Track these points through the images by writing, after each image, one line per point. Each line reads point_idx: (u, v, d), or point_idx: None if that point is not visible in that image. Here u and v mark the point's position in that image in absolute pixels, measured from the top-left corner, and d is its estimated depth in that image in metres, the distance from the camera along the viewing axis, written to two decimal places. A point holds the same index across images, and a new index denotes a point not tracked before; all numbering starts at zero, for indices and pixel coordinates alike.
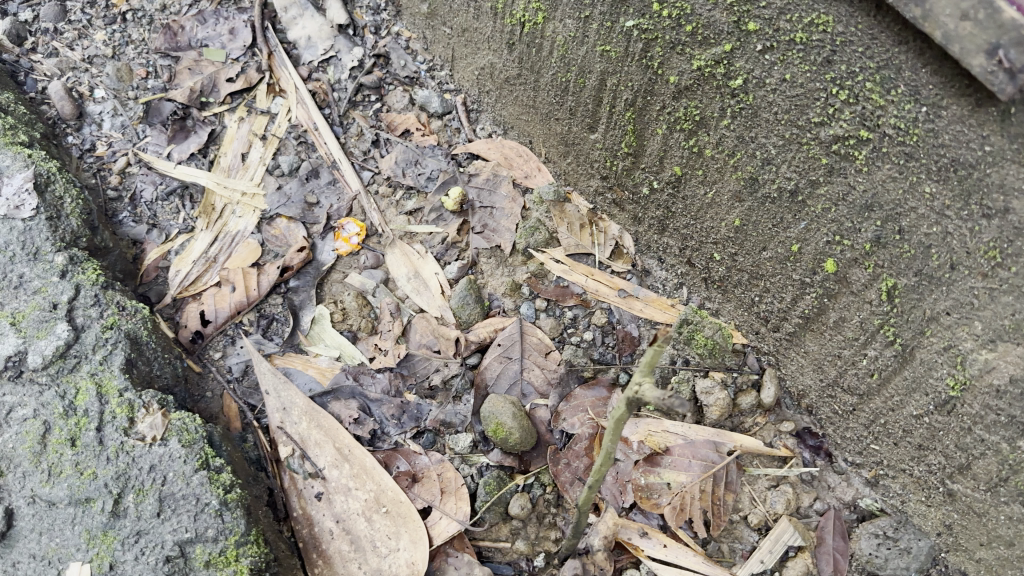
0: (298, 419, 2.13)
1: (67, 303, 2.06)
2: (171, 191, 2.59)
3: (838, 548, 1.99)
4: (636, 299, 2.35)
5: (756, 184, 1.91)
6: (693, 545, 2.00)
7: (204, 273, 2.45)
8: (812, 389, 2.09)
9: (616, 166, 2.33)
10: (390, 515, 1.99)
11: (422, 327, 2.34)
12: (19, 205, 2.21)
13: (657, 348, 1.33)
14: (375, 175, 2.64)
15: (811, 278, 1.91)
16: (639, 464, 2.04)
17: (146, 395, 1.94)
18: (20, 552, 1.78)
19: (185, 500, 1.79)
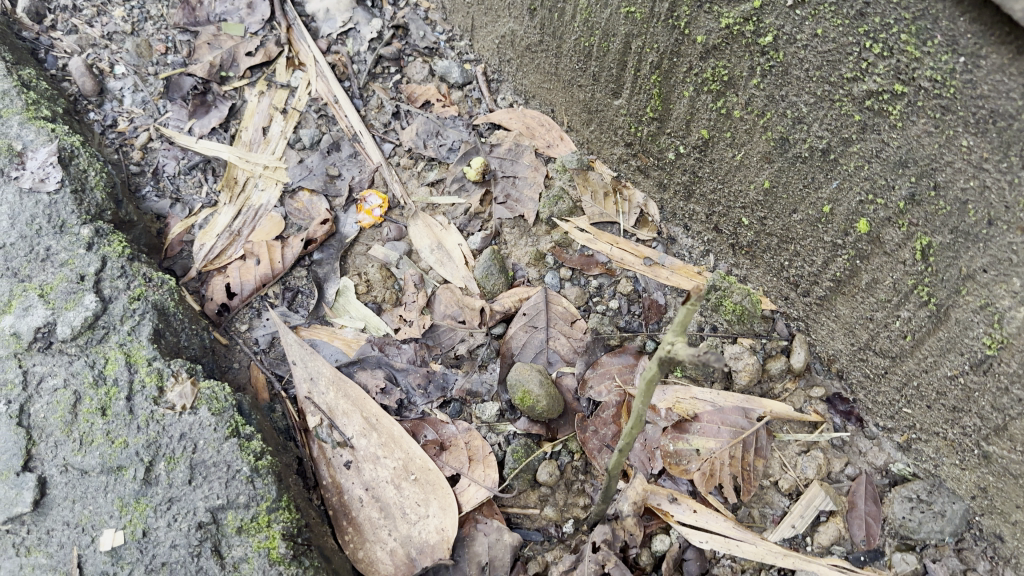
0: (326, 388, 2.13)
1: (94, 275, 2.06)
2: (193, 166, 2.59)
3: (871, 513, 1.98)
4: (661, 267, 2.33)
5: (787, 144, 1.89)
6: (723, 510, 1.99)
7: (228, 246, 2.45)
8: (843, 353, 2.07)
9: (640, 132, 2.31)
10: (418, 482, 1.99)
11: (446, 298, 2.34)
12: (44, 178, 2.22)
13: (690, 307, 1.31)
14: (396, 147, 2.63)
15: (843, 240, 1.89)
16: (668, 431, 2.04)
17: (175, 365, 1.96)
18: (54, 519, 1.75)
19: (216, 467, 1.80)
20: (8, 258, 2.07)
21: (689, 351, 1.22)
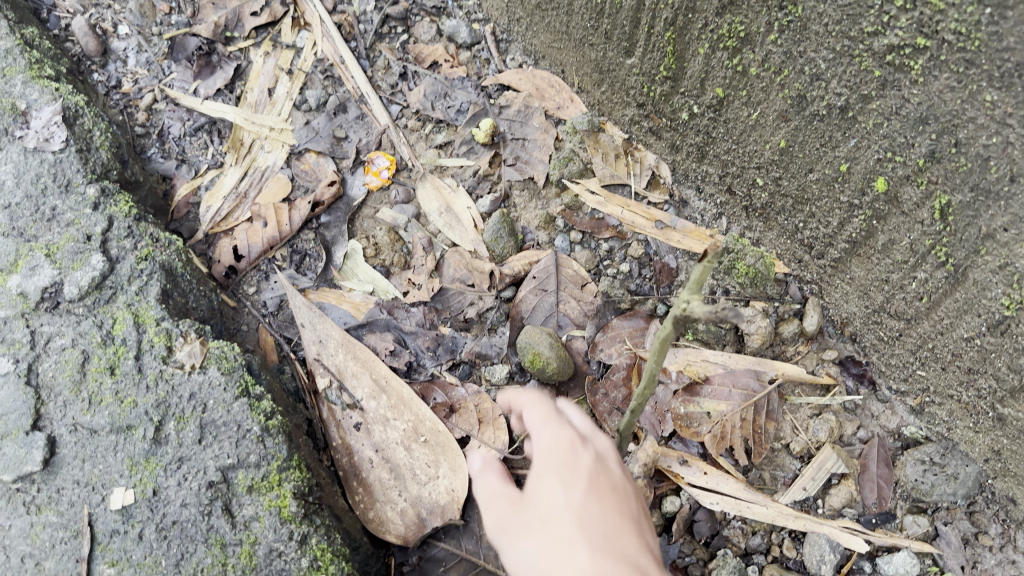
0: (335, 350, 2.12)
1: (101, 234, 2.04)
2: (199, 127, 2.57)
3: (882, 476, 1.97)
4: (673, 230, 2.30)
5: (804, 102, 1.86)
6: (734, 472, 1.98)
7: (235, 209, 2.43)
8: (856, 316, 2.06)
9: (653, 92, 2.27)
10: (428, 444, 1.99)
11: (455, 261, 2.33)
12: (49, 137, 2.20)
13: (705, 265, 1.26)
14: (404, 108, 2.60)
15: (860, 199, 1.87)
16: (679, 394, 2.02)
17: (184, 325, 1.94)
18: (64, 478, 1.74)
19: (227, 426, 1.79)
20: (13, 218, 2.05)
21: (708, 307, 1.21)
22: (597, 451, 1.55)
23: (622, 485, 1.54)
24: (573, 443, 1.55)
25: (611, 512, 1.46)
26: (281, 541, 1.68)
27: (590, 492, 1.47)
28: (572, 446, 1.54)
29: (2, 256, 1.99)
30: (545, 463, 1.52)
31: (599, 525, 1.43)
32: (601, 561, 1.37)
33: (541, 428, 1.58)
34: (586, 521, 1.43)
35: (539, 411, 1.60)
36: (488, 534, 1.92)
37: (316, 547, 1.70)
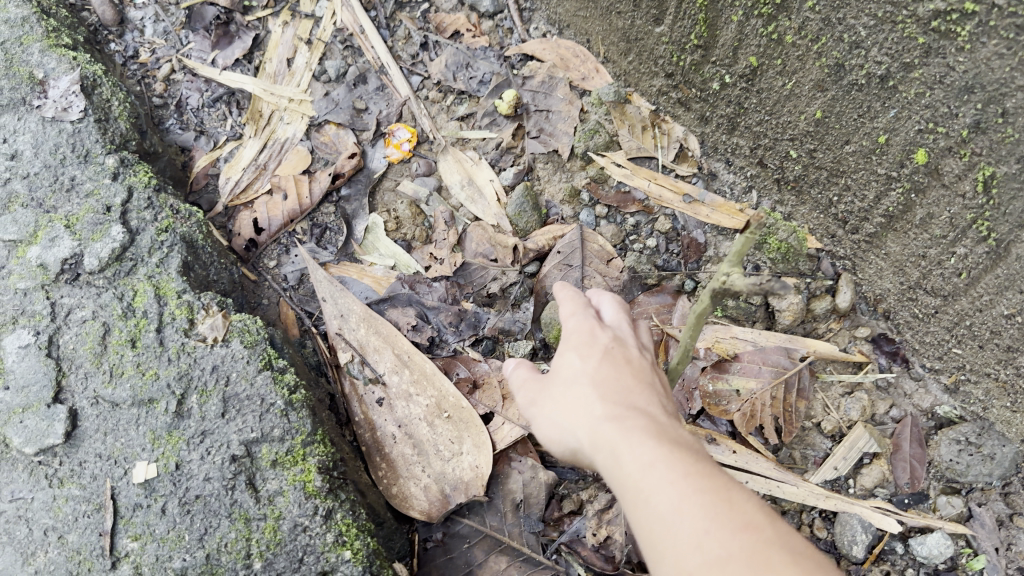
0: (357, 325, 2.09)
1: (121, 205, 2.01)
2: (217, 98, 2.54)
3: (916, 455, 1.93)
4: (702, 204, 2.26)
5: (842, 71, 1.80)
6: (764, 451, 1.95)
7: (255, 180, 2.41)
8: (891, 293, 2.00)
9: (683, 61, 2.21)
10: (452, 420, 1.97)
11: (478, 236, 2.30)
12: (67, 107, 2.16)
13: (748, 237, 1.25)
14: (424, 79, 2.55)
15: (899, 171, 1.81)
16: (707, 370, 1.99)
17: (205, 298, 1.92)
18: (86, 451, 1.72)
19: (250, 400, 1.77)
20: (32, 188, 2.03)
21: (750, 279, 1.19)
22: (617, 332, 1.54)
23: (643, 361, 1.50)
24: (594, 328, 1.54)
25: (626, 374, 1.43)
26: (306, 516, 1.67)
27: (605, 361, 1.46)
28: (590, 327, 1.53)
29: (20, 227, 1.96)
30: (568, 345, 1.53)
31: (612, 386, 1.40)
32: (611, 411, 1.34)
33: (566, 320, 1.58)
34: (599, 382, 1.41)
35: (568, 304, 1.61)
36: (512, 510, 1.93)
37: (341, 522, 1.69)
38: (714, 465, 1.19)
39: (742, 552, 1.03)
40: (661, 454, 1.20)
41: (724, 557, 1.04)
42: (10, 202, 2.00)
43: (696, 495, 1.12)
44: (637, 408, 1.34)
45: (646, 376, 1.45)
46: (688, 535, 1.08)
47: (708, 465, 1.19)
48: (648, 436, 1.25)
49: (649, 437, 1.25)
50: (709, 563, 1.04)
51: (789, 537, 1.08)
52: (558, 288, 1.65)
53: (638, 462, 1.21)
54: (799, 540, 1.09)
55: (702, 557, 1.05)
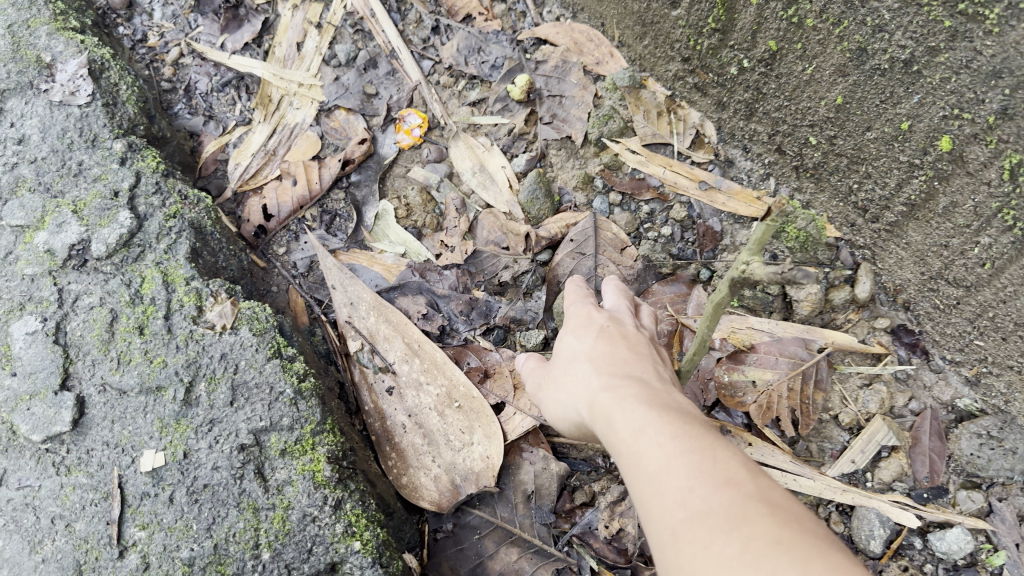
0: (367, 313, 2.06)
1: (128, 190, 1.99)
2: (227, 83, 2.52)
3: (934, 449, 1.89)
4: (718, 191, 2.21)
5: (864, 55, 1.75)
6: (780, 444, 1.95)
7: (264, 166, 2.39)
8: (911, 283, 1.95)
9: (700, 45, 2.16)
10: (462, 410, 1.95)
11: (490, 224, 2.27)
12: (75, 91, 2.14)
13: (769, 225, 1.23)
14: (435, 64, 2.51)
15: (921, 158, 1.76)
16: (723, 361, 1.97)
17: (214, 285, 1.90)
18: (93, 439, 1.70)
19: (259, 388, 1.75)
20: (39, 172, 2.00)
21: (770, 267, 1.18)
22: (612, 312, 1.64)
23: (641, 335, 1.57)
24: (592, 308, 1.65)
25: (619, 346, 1.51)
26: (315, 506, 1.65)
27: (600, 337, 1.54)
28: (588, 311, 1.64)
29: (27, 212, 1.94)
30: (567, 326, 1.64)
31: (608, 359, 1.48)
32: (606, 381, 1.41)
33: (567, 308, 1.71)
34: (595, 356, 1.50)
35: (570, 294, 1.74)
36: (523, 502, 1.90)
37: (350, 513, 1.67)
38: (706, 426, 1.18)
39: (723, 505, 1.00)
40: (650, 417, 1.23)
41: (704, 511, 1.01)
42: (18, 187, 1.98)
43: (682, 453, 1.11)
44: (629, 374, 1.41)
45: (640, 346, 1.52)
46: (673, 491, 1.07)
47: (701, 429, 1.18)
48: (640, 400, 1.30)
49: (641, 402, 1.29)
50: (693, 518, 1.02)
51: (777, 493, 1.04)
52: (569, 284, 1.81)
53: (631, 426, 1.24)
54: (791, 500, 1.03)
55: (686, 513, 1.03)
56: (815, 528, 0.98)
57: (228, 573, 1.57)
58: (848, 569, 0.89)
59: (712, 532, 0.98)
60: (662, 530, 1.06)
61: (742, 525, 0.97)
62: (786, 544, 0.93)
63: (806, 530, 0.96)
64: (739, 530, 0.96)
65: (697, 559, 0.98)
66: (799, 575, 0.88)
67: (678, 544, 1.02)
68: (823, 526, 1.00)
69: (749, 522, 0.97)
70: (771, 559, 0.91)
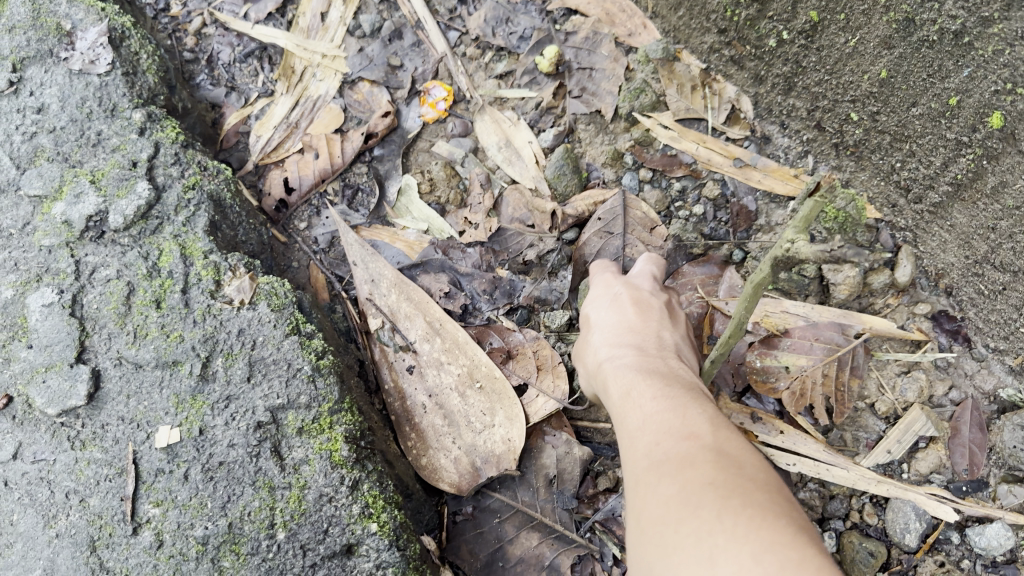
0: (388, 290, 2.02)
1: (146, 161, 1.95)
2: (250, 53, 2.47)
3: (975, 441, 1.81)
4: (754, 169, 2.13)
5: (911, 26, 1.66)
6: (813, 433, 1.89)
7: (286, 140, 2.34)
8: (954, 267, 1.86)
9: (737, 16, 2.06)
10: (484, 391, 1.90)
11: (514, 201, 2.21)
12: (94, 60, 2.10)
13: (817, 203, 1.21)
14: (462, 35, 2.43)
15: (970, 136, 1.66)
16: (755, 346, 1.91)
17: (232, 259, 1.86)
18: (109, 414, 1.67)
19: (276, 364, 1.72)
20: (58, 142, 1.97)
21: (815, 246, 1.15)
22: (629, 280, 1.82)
23: (654, 300, 1.75)
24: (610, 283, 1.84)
25: (630, 315, 1.70)
26: (331, 486, 1.61)
27: (614, 306, 1.75)
28: (607, 281, 1.84)
29: (45, 181, 1.90)
30: (589, 299, 1.85)
31: (620, 325, 1.68)
32: (615, 350, 1.61)
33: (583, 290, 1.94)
34: (609, 325, 1.70)
35: (598, 269, 1.94)
36: (544, 487, 1.86)
37: (368, 494, 1.64)
38: (687, 392, 1.35)
39: (677, 455, 1.16)
40: (643, 383, 1.41)
41: (662, 459, 1.17)
42: (36, 156, 1.94)
43: (660, 416, 1.28)
44: (633, 343, 1.60)
45: (650, 313, 1.71)
46: (646, 446, 1.24)
47: (681, 395, 1.34)
48: (637, 370, 1.48)
49: (638, 371, 1.47)
50: (653, 465, 1.18)
51: (730, 444, 1.17)
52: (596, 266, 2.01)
53: (628, 391, 1.43)
54: (744, 449, 1.16)
55: (648, 463, 1.20)
56: (751, 472, 1.10)
57: (242, 552, 1.55)
58: (760, 504, 1.02)
59: (661, 477, 1.14)
60: (631, 476, 1.23)
61: (685, 471, 1.11)
62: (714, 483, 1.07)
63: (742, 472, 1.09)
64: (682, 474, 1.11)
65: (646, 498, 1.14)
66: (715, 508, 1.02)
67: (637, 487, 1.18)
68: (766, 473, 1.12)
69: (692, 467, 1.11)
70: (698, 495, 1.06)
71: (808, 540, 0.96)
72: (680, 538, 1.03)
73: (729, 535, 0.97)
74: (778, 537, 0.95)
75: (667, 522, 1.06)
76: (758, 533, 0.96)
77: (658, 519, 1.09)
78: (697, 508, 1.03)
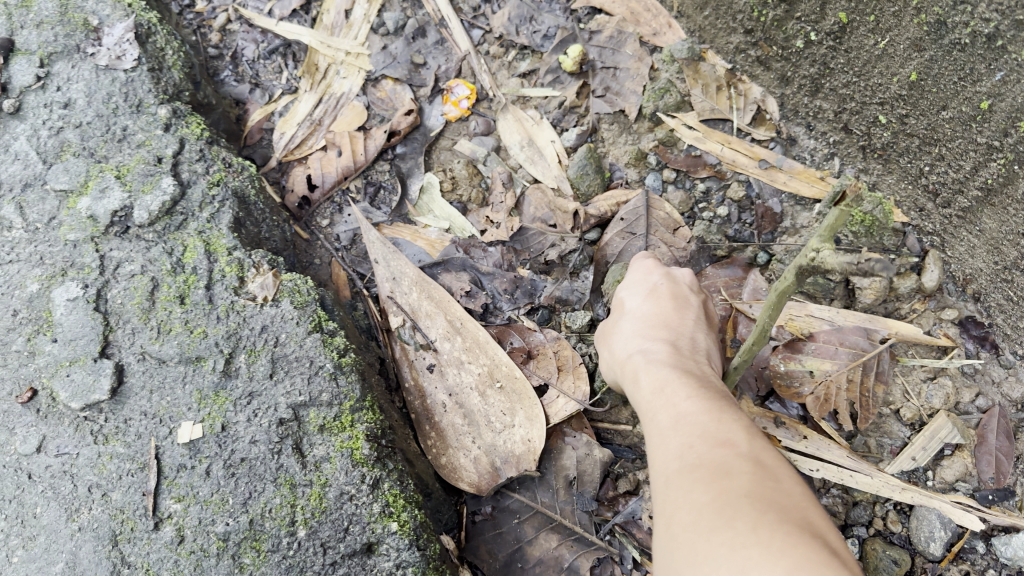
0: (409, 288, 2.02)
1: (171, 157, 1.97)
2: (274, 50, 2.48)
3: (1002, 449, 1.79)
4: (779, 171, 2.11)
5: (943, 28, 1.64)
6: (837, 438, 1.86)
7: (310, 136, 2.35)
8: (982, 273, 1.85)
9: (764, 16, 2.05)
10: (503, 391, 1.89)
11: (536, 200, 2.20)
12: (121, 56, 2.12)
13: (842, 210, 1.19)
14: (486, 33, 2.43)
15: (1001, 141, 1.63)
16: (779, 350, 1.90)
17: (256, 256, 1.88)
18: (131, 408, 1.66)
19: (299, 362, 1.73)
20: (84, 137, 1.98)
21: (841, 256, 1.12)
22: (669, 270, 1.80)
23: (691, 297, 1.73)
24: (646, 271, 1.83)
25: (665, 309, 1.68)
26: (353, 484, 1.62)
27: (650, 299, 1.73)
28: (647, 270, 1.82)
29: (71, 176, 1.91)
30: (623, 286, 1.83)
31: (655, 318, 1.66)
32: (649, 341, 1.60)
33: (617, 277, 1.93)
34: (644, 317, 1.69)
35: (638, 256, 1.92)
36: (564, 488, 1.84)
37: (388, 493, 1.63)
38: (722, 397, 1.34)
39: (712, 462, 1.15)
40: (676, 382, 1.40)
41: (695, 463, 1.16)
42: (62, 151, 1.95)
43: (694, 417, 1.27)
44: (667, 339, 1.59)
45: (687, 309, 1.69)
46: (677, 446, 1.23)
47: (714, 398, 1.33)
48: (672, 368, 1.47)
49: (672, 369, 1.46)
50: (685, 468, 1.17)
51: (766, 456, 1.17)
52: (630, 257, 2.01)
53: (660, 386, 1.42)
54: (779, 463, 1.16)
55: (682, 464, 1.18)
56: (786, 489, 1.10)
57: (263, 549, 1.54)
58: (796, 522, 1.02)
59: (695, 483, 1.13)
60: (659, 475, 1.23)
61: (721, 480, 1.11)
62: (750, 496, 1.07)
63: (777, 488, 1.09)
64: (716, 482, 1.10)
65: (676, 501, 1.13)
66: (750, 521, 1.01)
67: (666, 487, 1.18)
68: (801, 489, 1.12)
69: (727, 477, 1.11)
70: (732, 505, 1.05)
71: (841, 563, 0.96)
72: (712, 546, 1.02)
73: (763, 548, 0.96)
74: (813, 555, 0.95)
75: (698, 529, 1.06)
76: (794, 548, 0.96)
77: (689, 524, 1.08)
78: (733, 520, 1.03)
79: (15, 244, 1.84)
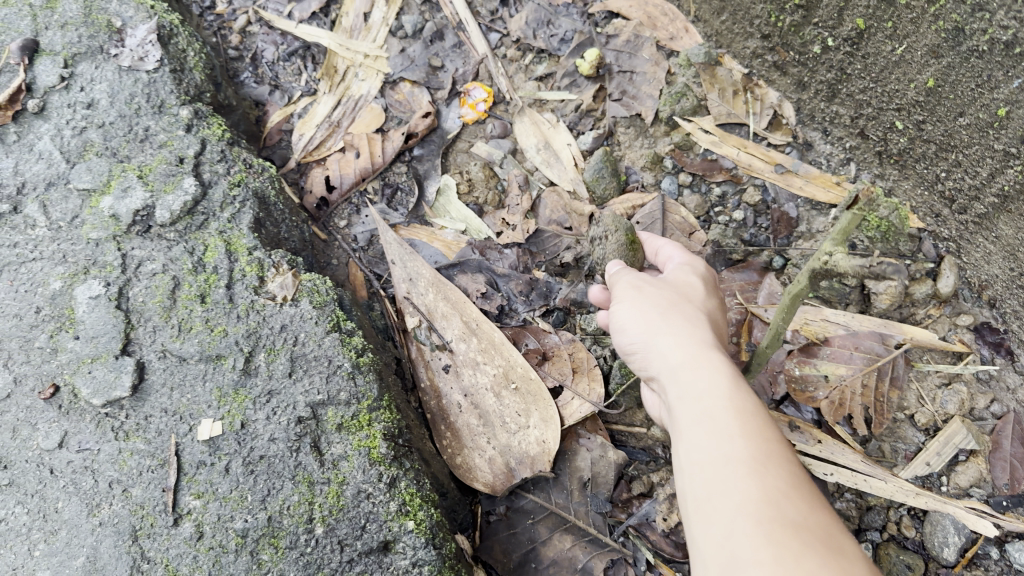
0: (425, 289, 2.04)
1: (193, 158, 2.01)
2: (293, 52, 2.51)
3: (1017, 456, 1.77)
4: (795, 175, 2.12)
5: (960, 35, 1.63)
6: (852, 443, 1.86)
7: (328, 138, 2.37)
8: (998, 279, 1.85)
9: (782, 22, 2.06)
10: (519, 392, 1.91)
11: (552, 203, 2.23)
12: (143, 57, 2.16)
13: (853, 215, 1.29)
14: (503, 37, 2.45)
15: (1018, 148, 1.62)
16: (794, 354, 1.92)
17: (275, 256, 1.92)
18: (152, 406, 1.68)
19: (317, 361, 1.76)
20: (107, 137, 2.00)
21: (853, 260, 1.24)
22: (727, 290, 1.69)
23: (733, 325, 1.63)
24: (696, 268, 1.68)
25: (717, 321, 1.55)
26: (370, 483, 1.64)
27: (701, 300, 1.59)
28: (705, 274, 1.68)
29: (94, 175, 1.93)
30: (675, 270, 1.67)
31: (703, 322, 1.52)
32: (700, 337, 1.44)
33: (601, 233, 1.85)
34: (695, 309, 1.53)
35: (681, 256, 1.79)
36: (578, 489, 1.86)
37: (404, 491, 1.65)
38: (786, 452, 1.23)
39: (820, 528, 1.02)
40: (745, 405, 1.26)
41: (798, 523, 1.02)
42: (85, 151, 1.97)
43: (783, 461, 1.13)
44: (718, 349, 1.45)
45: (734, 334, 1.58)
46: (769, 487, 1.08)
47: (788, 444, 1.21)
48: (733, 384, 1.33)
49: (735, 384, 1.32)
50: (787, 521, 1.02)
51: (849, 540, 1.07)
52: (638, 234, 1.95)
53: (728, 396, 1.26)
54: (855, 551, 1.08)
55: (777, 515, 1.03)
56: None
57: (281, 546, 1.54)
58: None
59: (809, 548, 0.98)
60: (743, 512, 1.05)
61: (838, 556, 0.98)
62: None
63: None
64: (834, 556, 0.97)
65: (779, 554, 0.98)
66: None
67: (761, 532, 1.01)
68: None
69: (842, 555, 0.98)
70: None
71: None
72: None
73: None
74: None
75: None
76: None
77: None
78: None
79: (38, 242, 1.85)
